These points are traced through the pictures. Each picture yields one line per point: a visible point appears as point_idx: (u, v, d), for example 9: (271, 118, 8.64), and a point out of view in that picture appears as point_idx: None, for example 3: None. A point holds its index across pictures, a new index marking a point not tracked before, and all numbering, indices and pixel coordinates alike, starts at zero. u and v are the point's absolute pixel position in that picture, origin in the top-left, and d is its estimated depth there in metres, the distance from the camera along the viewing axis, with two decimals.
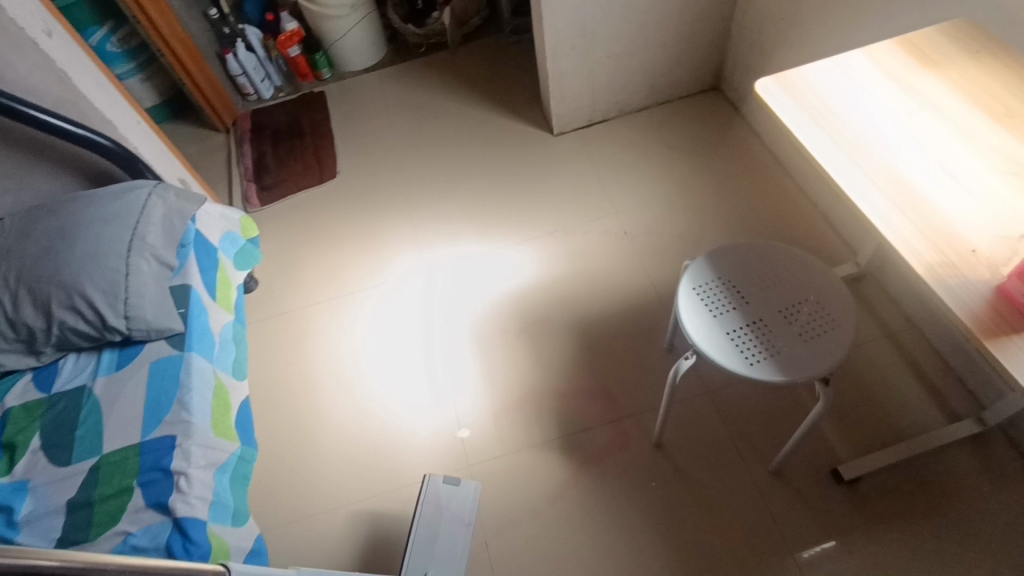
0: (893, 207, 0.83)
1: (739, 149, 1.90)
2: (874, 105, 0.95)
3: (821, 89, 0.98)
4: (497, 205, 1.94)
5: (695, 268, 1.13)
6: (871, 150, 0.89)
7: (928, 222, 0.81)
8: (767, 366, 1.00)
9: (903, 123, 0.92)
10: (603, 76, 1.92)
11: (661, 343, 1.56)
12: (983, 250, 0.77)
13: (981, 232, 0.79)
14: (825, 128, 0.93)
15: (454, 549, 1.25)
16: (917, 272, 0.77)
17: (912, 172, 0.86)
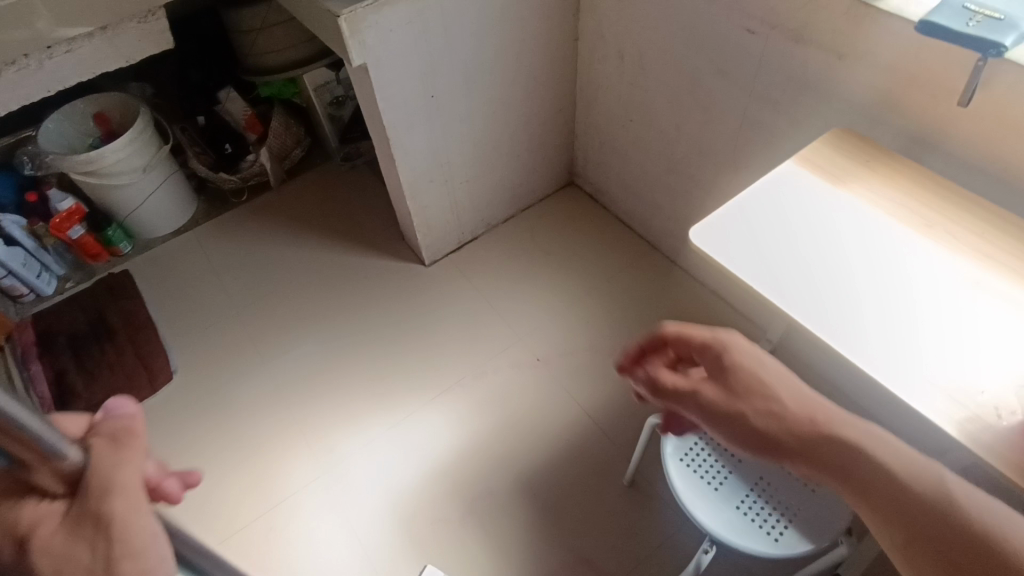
0: (900, 369, 0.76)
1: (616, 242, 1.88)
2: (815, 243, 0.89)
3: (757, 232, 0.91)
4: (387, 365, 1.67)
5: (672, 432, 1.02)
6: (842, 298, 0.83)
7: (940, 381, 0.75)
8: (793, 537, 0.90)
9: (853, 260, 0.87)
10: (464, 197, 1.79)
11: (619, 480, 1.42)
12: (993, 390, 0.73)
13: (992, 381, 0.74)
14: (780, 270, 0.86)
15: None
16: (951, 435, 0.71)
17: (884, 308, 0.82)
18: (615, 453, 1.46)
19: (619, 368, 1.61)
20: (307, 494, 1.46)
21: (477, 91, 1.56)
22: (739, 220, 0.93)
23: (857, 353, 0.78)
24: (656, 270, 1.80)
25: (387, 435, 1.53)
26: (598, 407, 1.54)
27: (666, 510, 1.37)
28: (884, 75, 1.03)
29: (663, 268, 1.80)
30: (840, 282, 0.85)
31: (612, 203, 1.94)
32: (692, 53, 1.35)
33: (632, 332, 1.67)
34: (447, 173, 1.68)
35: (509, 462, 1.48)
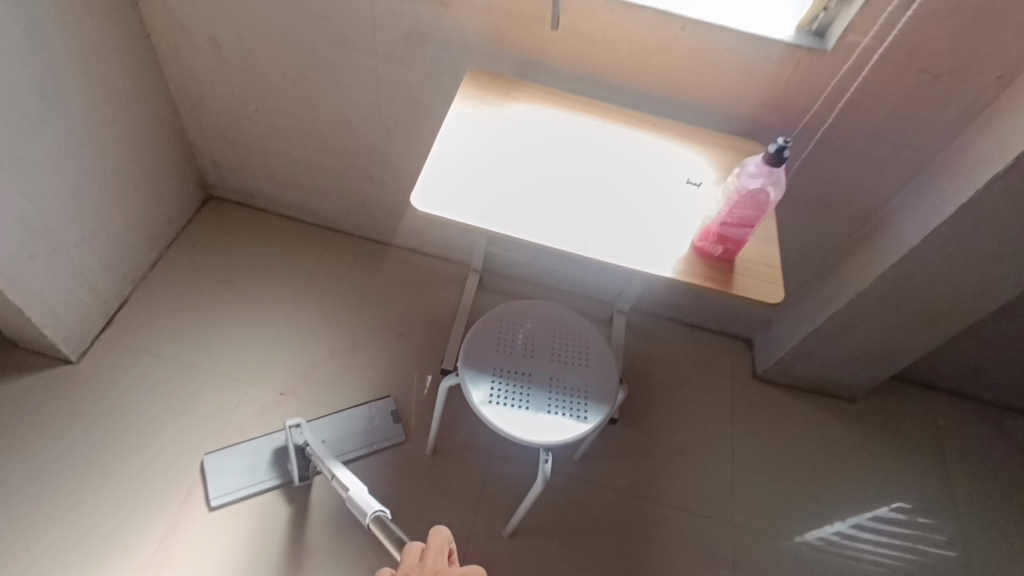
0: (623, 250, 0.99)
1: (295, 241, 1.76)
2: (513, 175, 1.05)
3: (471, 180, 1.03)
4: (98, 501, 1.29)
5: (474, 381, 1.09)
6: (563, 211, 1.02)
7: (652, 240, 1.01)
8: (594, 407, 1.10)
9: (556, 178, 1.06)
10: (90, 263, 1.40)
11: (423, 453, 1.47)
12: (670, 232, 1.02)
13: (679, 227, 1.03)
14: (502, 211, 1.00)
15: (355, 439, 1.45)
16: (666, 275, 0.98)
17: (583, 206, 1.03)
18: (407, 433, 1.49)
19: (367, 356, 1.59)
20: None
21: (47, 128, 1.19)
22: (446, 178, 1.02)
23: (592, 250, 0.99)
24: (349, 250, 1.77)
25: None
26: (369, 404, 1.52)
27: (473, 453, 1.48)
28: (485, 14, 1.17)
29: (354, 245, 1.78)
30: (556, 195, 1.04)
31: (269, 202, 1.78)
32: (299, 28, 1.28)
33: (360, 318, 1.65)
34: (54, 243, 1.28)
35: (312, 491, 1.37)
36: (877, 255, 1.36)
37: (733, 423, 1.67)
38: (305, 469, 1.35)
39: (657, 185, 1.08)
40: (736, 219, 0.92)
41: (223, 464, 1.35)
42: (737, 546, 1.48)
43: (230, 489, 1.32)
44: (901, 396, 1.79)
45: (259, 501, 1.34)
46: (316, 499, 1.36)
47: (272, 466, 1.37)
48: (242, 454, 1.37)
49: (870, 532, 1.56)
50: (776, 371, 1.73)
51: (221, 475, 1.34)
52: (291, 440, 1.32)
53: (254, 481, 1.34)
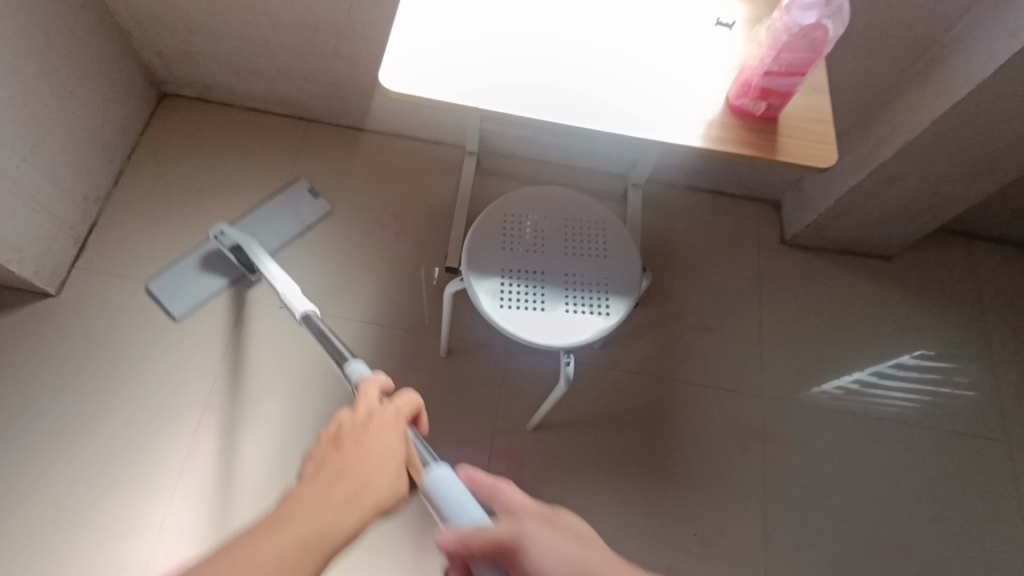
0: (643, 119, 0.82)
1: (268, 137, 1.57)
2: (504, 36, 0.86)
3: (451, 47, 0.84)
4: (114, 433, 1.27)
5: (481, 284, 0.99)
6: (569, 77, 0.84)
7: (676, 101, 0.84)
8: (617, 299, 0.99)
9: (557, 36, 0.87)
10: (42, 186, 1.25)
11: (437, 355, 1.41)
12: (700, 91, 0.84)
13: (709, 82, 0.85)
14: (496, 84, 0.83)
15: (292, 225, 1.47)
16: (697, 145, 0.82)
17: (592, 68, 0.85)
18: (420, 336, 1.43)
19: (365, 259, 1.48)
20: None
21: None
22: (421, 46, 0.83)
23: (609, 122, 0.82)
24: (330, 142, 1.58)
25: (186, 501, 1.23)
26: (375, 310, 1.44)
27: (490, 351, 1.42)
28: None
29: (334, 135, 1.59)
30: (557, 57, 0.85)
31: (231, 95, 1.57)
32: None
33: (352, 218, 1.51)
34: None
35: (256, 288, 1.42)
36: (936, 94, 1.17)
37: (760, 293, 1.58)
38: (250, 267, 1.36)
39: (679, 32, 0.89)
40: (783, 66, 0.74)
41: (182, 285, 1.37)
42: (766, 418, 1.45)
43: (188, 302, 1.36)
44: (942, 249, 1.66)
45: (213, 306, 1.39)
46: (258, 294, 1.41)
47: (209, 269, 1.38)
48: (186, 275, 1.38)
49: (890, 378, 1.52)
50: (806, 235, 1.59)
51: (172, 290, 1.37)
52: (222, 246, 1.30)
53: (202, 288, 1.37)
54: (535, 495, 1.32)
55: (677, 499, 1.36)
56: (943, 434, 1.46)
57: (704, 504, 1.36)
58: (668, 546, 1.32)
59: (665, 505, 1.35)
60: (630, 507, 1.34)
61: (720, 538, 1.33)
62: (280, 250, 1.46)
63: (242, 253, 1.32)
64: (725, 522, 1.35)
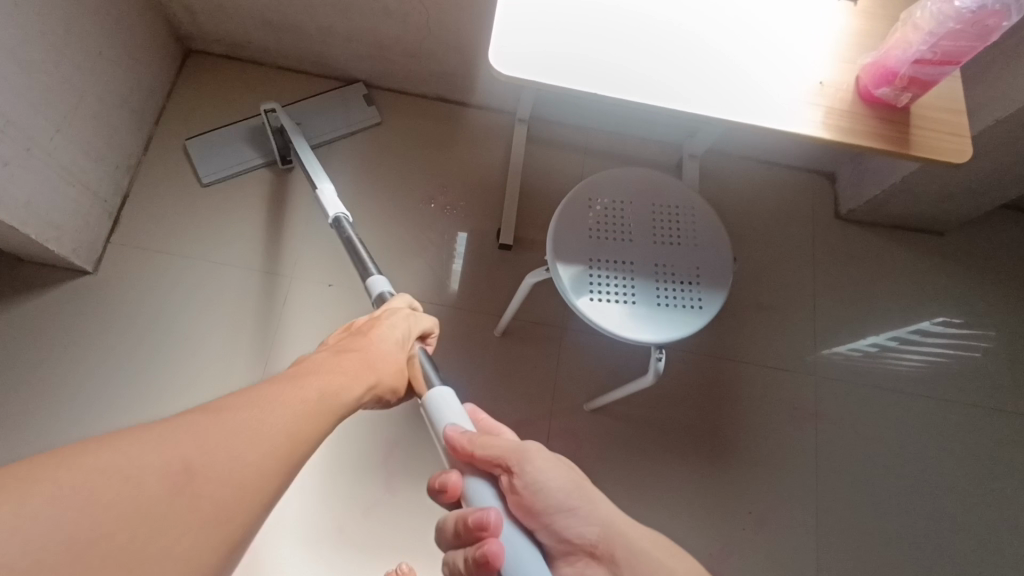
0: (769, 106, 0.76)
1: (303, 101, 1.47)
2: (615, 15, 0.79)
3: (557, 25, 0.77)
4: (166, 415, 1.23)
5: (570, 275, 0.94)
6: (688, 60, 0.77)
7: (799, 86, 0.78)
8: (710, 293, 0.95)
9: (672, 14, 0.80)
10: (74, 157, 1.16)
11: (491, 334, 1.37)
12: (826, 78, 0.78)
13: (833, 65, 0.79)
14: (611, 68, 0.76)
15: (334, 118, 1.44)
16: (824, 137, 0.76)
17: (711, 51, 0.78)
18: (472, 314, 1.38)
19: (412, 234, 1.42)
20: None
21: None
22: (528, 25, 0.76)
23: (735, 110, 0.76)
24: (371, 107, 1.49)
25: None
26: (425, 287, 1.39)
27: (545, 329, 1.39)
28: None
29: (374, 99, 1.49)
30: (672, 35, 0.78)
31: (263, 53, 1.46)
32: None
33: (396, 189, 1.44)
34: (25, 140, 1.03)
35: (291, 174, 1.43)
36: None
37: (814, 270, 1.54)
38: (285, 150, 1.38)
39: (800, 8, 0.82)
40: (938, 53, 0.69)
41: (217, 152, 1.39)
42: (819, 396, 1.44)
43: (218, 168, 1.38)
44: (999, 223, 1.62)
45: (248, 176, 1.41)
46: (302, 194, 1.41)
47: (255, 142, 1.41)
48: (229, 136, 1.41)
49: (911, 343, 1.50)
50: (863, 210, 1.55)
51: (211, 154, 1.39)
52: (268, 126, 1.29)
53: (239, 159, 1.39)
54: (592, 474, 1.32)
55: (733, 477, 1.36)
56: (993, 412, 1.46)
57: (759, 483, 1.36)
58: (724, 525, 1.33)
59: (720, 484, 1.35)
60: (686, 486, 1.34)
61: (774, 516, 1.34)
62: (321, 144, 1.44)
63: (282, 134, 1.34)
64: (779, 500, 1.36)
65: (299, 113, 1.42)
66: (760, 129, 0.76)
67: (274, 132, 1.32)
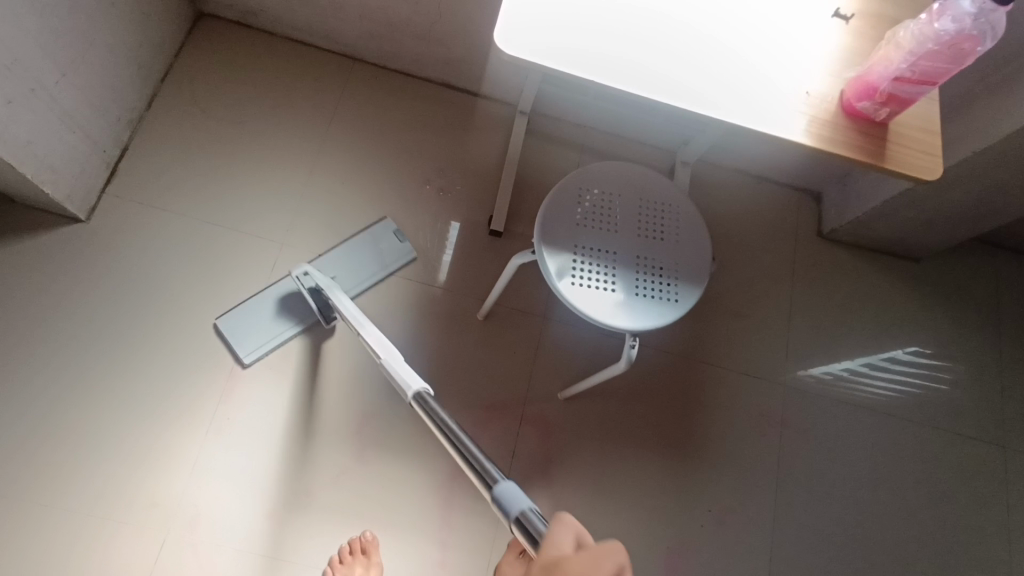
0: (757, 109, 0.80)
1: (310, 74, 1.50)
2: (621, 9, 0.82)
3: (564, 14, 0.80)
4: (148, 364, 1.25)
5: (554, 257, 0.97)
6: (685, 58, 0.81)
7: (787, 93, 0.82)
8: (687, 287, 0.99)
9: (675, 14, 0.83)
10: (78, 104, 1.17)
11: (475, 317, 1.40)
12: (812, 88, 0.82)
13: (819, 77, 0.83)
14: (611, 59, 0.79)
15: (365, 268, 1.37)
16: (806, 144, 0.80)
17: (707, 52, 0.82)
18: (457, 296, 1.41)
19: (405, 213, 1.44)
20: (173, 562, 1.14)
21: None
22: (536, 10, 0.79)
23: (724, 110, 0.80)
24: (376, 86, 1.51)
25: (221, 439, 1.22)
26: (414, 266, 1.41)
27: (528, 317, 1.42)
28: None
29: (380, 78, 1.52)
30: (673, 33, 0.82)
31: (273, 23, 1.47)
32: None
33: (393, 168, 1.46)
34: (31, 81, 1.04)
35: (330, 337, 1.32)
36: (1015, 108, 1.15)
37: (793, 284, 1.58)
38: (326, 313, 1.28)
39: (794, 21, 0.86)
40: (916, 73, 0.73)
41: (247, 330, 1.27)
42: (787, 405, 1.48)
43: (258, 344, 1.27)
44: (975, 256, 1.68)
45: (286, 352, 1.29)
46: (335, 341, 1.32)
47: (284, 313, 1.30)
48: (263, 307, 1.29)
49: (884, 372, 1.55)
50: (845, 230, 1.60)
51: (251, 343, 1.27)
52: (303, 289, 1.23)
53: (274, 334, 1.28)
54: (562, 461, 1.35)
55: (697, 474, 1.40)
56: (951, 435, 1.51)
57: (722, 484, 1.40)
58: (683, 520, 1.36)
59: (685, 483, 1.39)
60: (651, 479, 1.38)
61: (733, 516, 1.38)
62: (359, 292, 1.36)
63: (320, 293, 1.24)
64: (739, 502, 1.39)
65: (327, 265, 1.34)
66: (747, 129, 0.80)
67: (315, 297, 1.25)
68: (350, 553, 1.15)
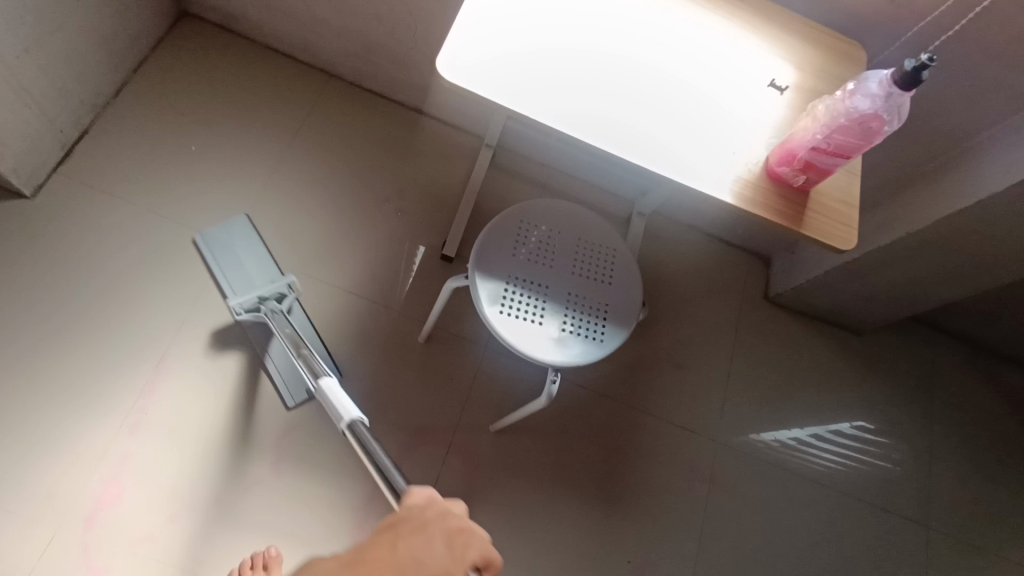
0: (685, 162, 0.84)
1: (284, 84, 1.52)
2: (569, 57, 0.86)
3: (515, 52, 0.84)
4: (71, 347, 1.21)
5: (487, 284, 0.98)
6: (622, 106, 0.85)
7: (716, 151, 0.85)
8: (615, 329, 1.01)
9: (620, 66, 0.87)
10: (37, 81, 1.17)
11: (415, 339, 1.39)
12: (740, 150, 0.86)
13: (750, 140, 0.87)
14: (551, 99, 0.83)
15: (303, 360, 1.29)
16: (729, 201, 0.84)
17: (646, 104, 0.86)
18: (399, 317, 1.40)
19: (360, 229, 1.45)
20: (61, 558, 1.08)
21: None
22: (485, 47, 0.83)
23: (655, 160, 0.83)
24: (348, 103, 1.54)
25: (134, 434, 1.18)
26: (361, 282, 1.41)
27: (469, 345, 1.42)
28: None
29: (353, 97, 1.55)
30: (615, 82, 0.86)
31: (255, 30, 1.51)
32: None
33: (354, 184, 1.48)
34: None
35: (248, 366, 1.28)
36: (944, 196, 1.21)
37: (735, 342, 1.61)
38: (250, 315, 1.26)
39: (732, 86, 0.90)
40: (831, 145, 0.77)
41: (233, 263, 1.31)
42: (716, 462, 1.48)
43: (208, 249, 1.31)
44: (913, 334, 1.72)
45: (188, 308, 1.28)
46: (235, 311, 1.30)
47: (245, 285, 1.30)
48: (249, 250, 1.33)
49: (823, 441, 1.57)
50: (789, 296, 1.64)
51: (221, 247, 1.32)
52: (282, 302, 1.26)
53: (221, 264, 1.30)
54: (486, 493, 1.33)
55: (621, 521, 1.38)
56: (876, 509, 1.52)
57: (646, 535, 1.39)
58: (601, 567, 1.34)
59: (608, 532, 1.37)
60: (574, 522, 1.36)
61: (651, 569, 1.36)
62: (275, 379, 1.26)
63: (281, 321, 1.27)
64: (659, 555, 1.38)
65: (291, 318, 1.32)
66: (676, 181, 0.83)
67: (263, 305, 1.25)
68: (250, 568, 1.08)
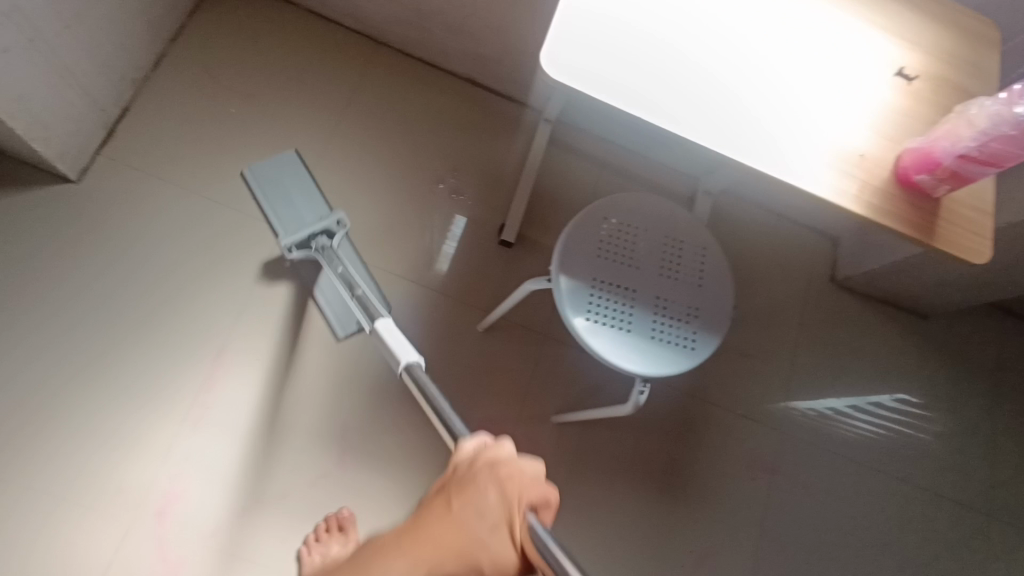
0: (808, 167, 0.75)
1: (329, 52, 1.42)
2: (678, 46, 0.76)
3: (619, 42, 0.75)
4: (130, 339, 1.18)
5: (571, 288, 0.92)
6: (738, 103, 0.76)
7: (842, 153, 0.77)
8: (706, 338, 0.95)
9: (734, 55, 0.78)
10: (78, 59, 1.10)
11: (475, 328, 1.35)
12: (868, 151, 0.77)
13: (877, 139, 0.78)
14: (660, 96, 0.74)
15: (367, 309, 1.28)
16: (856, 210, 0.76)
17: (762, 98, 0.77)
18: (458, 305, 1.35)
19: (414, 211, 1.38)
20: (137, 554, 1.08)
21: None
22: (586, 37, 0.74)
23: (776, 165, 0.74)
24: (397, 74, 1.44)
25: (200, 428, 1.16)
26: (417, 268, 1.35)
27: (528, 333, 1.37)
28: None
29: (402, 67, 1.45)
30: (729, 74, 0.77)
31: None
32: None
33: (406, 163, 1.40)
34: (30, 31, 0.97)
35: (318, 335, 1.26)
36: None
37: (799, 327, 1.55)
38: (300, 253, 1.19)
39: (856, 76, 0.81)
40: (983, 153, 0.71)
41: (287, 202, 1.23)
42: (778, 451, 1.45)
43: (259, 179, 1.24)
44: (984, 319, 1.65)
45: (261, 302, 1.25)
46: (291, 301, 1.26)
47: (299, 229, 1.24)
48: (298, 178, 1.25)
49: (871, 416, 1.52)
50: (858, 279, 1.56)
51: (280, 198, 1.22)
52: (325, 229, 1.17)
53: (270, 196, 1.23)
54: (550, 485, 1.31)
55: (684, 512, 1.37)
56: (941, 500, 1.49)
57: (709, 527, 1.37)
58: (664, 558, 1.33)
59: (671, 524, 1.36)
60: (637, 513, 1.35)
61: (714, 560, 1.35)
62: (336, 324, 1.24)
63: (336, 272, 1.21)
64: (721, 546, 1.37)
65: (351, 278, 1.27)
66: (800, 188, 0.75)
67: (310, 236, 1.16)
68: (326, 530, 1.12)
